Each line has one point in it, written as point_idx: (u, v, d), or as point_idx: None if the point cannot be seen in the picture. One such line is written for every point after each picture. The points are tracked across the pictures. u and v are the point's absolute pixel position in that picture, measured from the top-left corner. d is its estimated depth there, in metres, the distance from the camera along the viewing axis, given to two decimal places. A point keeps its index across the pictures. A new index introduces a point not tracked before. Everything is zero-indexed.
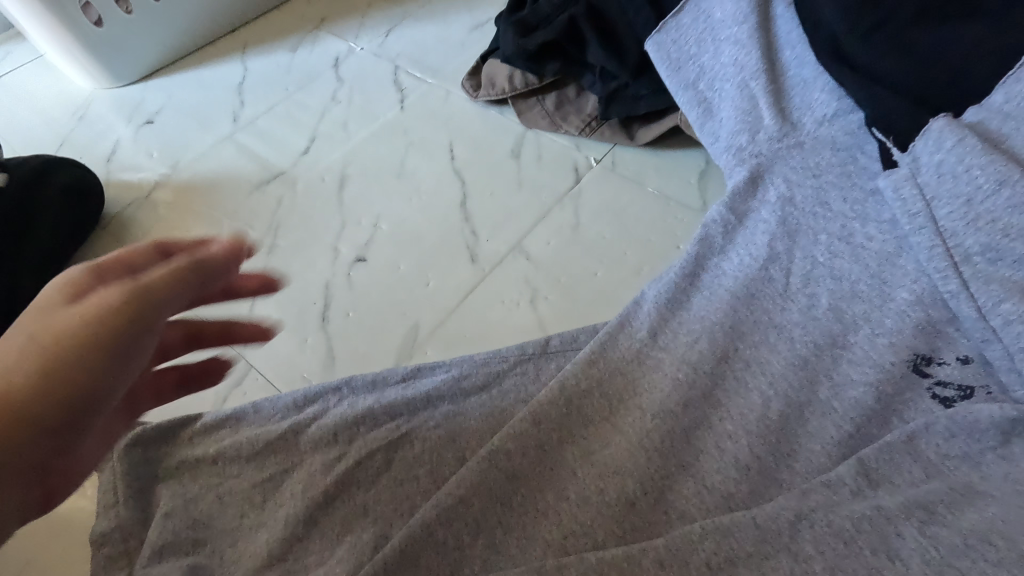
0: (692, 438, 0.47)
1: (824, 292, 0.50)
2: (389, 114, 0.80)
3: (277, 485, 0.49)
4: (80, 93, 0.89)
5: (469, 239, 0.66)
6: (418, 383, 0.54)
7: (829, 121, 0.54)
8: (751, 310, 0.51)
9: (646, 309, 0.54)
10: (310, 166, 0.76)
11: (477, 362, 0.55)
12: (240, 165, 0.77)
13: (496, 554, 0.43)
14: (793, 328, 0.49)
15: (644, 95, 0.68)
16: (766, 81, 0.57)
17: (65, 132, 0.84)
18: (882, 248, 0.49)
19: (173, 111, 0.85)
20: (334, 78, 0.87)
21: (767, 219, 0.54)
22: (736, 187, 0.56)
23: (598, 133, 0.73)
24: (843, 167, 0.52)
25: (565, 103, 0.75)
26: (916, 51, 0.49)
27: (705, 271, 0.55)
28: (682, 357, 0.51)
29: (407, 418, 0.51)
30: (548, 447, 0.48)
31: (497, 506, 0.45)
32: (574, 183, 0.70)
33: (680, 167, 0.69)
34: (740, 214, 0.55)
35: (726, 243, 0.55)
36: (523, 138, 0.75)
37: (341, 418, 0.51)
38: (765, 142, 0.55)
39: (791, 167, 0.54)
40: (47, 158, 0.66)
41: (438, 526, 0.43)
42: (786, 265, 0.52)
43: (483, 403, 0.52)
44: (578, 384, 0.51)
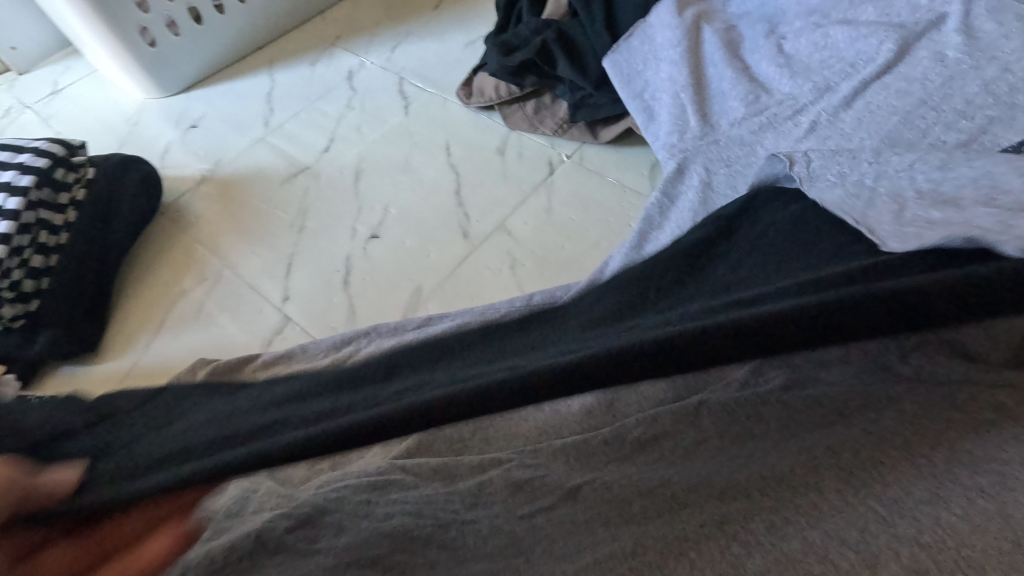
0: None
1: None
2: (396, 119, 0.96)
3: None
4: (134, 102, 1.05)
5: (462, 221, 0.82)
6: (431, 328, 0.69)
7: (739, 123, 0.68)
8: None
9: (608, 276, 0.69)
10: (331, 162, 0.91)
11: (477, 312, 0.70)
12: (273, 161, 0.93)
13: None
14: None
15: (604, 104, 0.84)
16: (692, 93, 0.72)
17: (123, 135, 1.00)
18: None
19: (213, 117, 1.01)
20: (348, 88, 1.02)
21: (692, 198, 0.67)
22: (668, 176, 0.70)
23: (569, 132, 0.88)
24: (747, 158, 0.66)
25: (542, 109, 0.90)
26: (797, 76, 0.66)
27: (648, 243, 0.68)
28: None
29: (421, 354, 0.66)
30: None
31: None
32: (548, 175, 0.86)
33: (636, 162, 0.85)
34: (672, 196, 0.69)
35: (662, 219, 0.69)
36: (507, 138, 0.91)
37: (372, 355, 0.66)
38: (691, 140, 0.70)
39: (710, 158, 0.68)
40: (121, 156, 0.82)
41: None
42: None
43: None
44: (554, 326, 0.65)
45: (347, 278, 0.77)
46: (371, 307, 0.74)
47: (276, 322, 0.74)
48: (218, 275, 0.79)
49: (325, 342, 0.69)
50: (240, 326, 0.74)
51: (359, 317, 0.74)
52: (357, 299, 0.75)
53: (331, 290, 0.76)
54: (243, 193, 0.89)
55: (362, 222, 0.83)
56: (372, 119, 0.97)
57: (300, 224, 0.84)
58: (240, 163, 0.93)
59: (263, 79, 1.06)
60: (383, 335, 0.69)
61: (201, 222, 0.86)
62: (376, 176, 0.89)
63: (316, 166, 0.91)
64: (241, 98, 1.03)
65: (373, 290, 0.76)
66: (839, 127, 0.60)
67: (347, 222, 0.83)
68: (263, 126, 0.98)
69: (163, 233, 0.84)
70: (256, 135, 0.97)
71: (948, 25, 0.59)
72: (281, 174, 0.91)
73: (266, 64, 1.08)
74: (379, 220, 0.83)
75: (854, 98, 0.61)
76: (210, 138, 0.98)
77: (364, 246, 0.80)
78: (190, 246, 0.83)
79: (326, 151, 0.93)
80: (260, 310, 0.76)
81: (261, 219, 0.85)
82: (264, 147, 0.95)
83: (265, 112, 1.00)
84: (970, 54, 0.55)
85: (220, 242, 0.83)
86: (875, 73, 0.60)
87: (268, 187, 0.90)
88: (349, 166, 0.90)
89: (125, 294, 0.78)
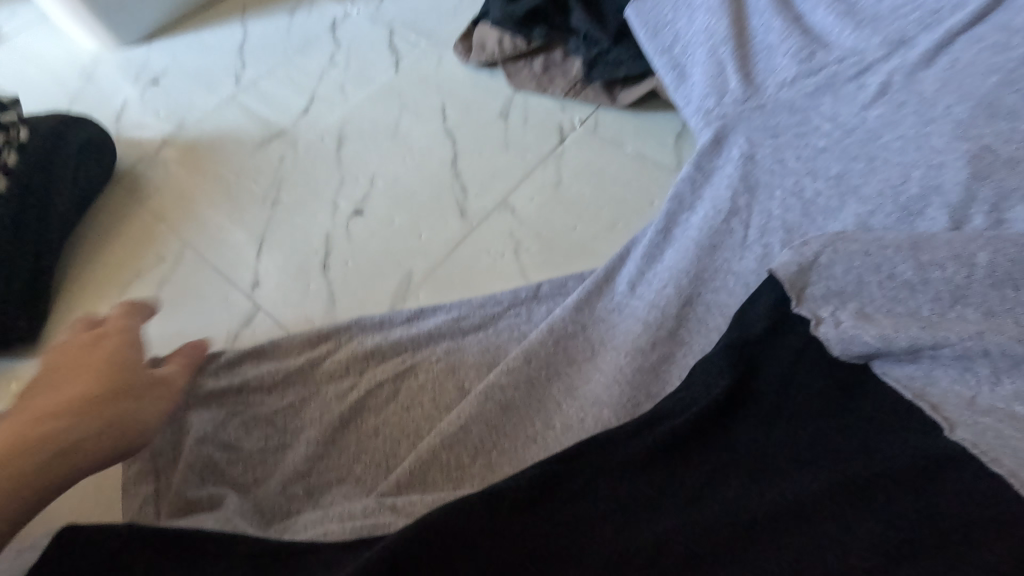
0: (659, 371, 0.53)
1: (777, 242, 0.53)
2: (385, 77, 0.84)
3: (297, 411, 0.55)
4: (87, 54, 0.92)
5: (459, 196, 0.71)
6: (422, 323, 0.60)
7: (790, 84, 0.57)
8: (713, 258, 0.56)
9: (628, 267, 0.60)
10: (310, 126, 0.80)
11: (474, 304, 0.61)
12: (243, 124, 0.81)
13: (492, 472, 0.50)
14: (747, 274, 0.54)
15: (624, 61, 0.72)
16: (734, 47, 0.60)
17: (74, 91, 0.88)
18: (827, 204, 0.52)
19: (177, 72, 0.89)
20: (331, 41, 0.90)
21: (731, 173, 0.57)
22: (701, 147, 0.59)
23: (582, 94, 0.76)
24: (798, 128, 0.55)
25: (551, 67, 0.79)
26: (863, 27, 0.55)
27: (677, 226, 0.60)
28: (652, 303, 0.56)
29: (412, 353, 0.58)
30: (536, 382, 0.55)
31: (492, 433, 0.52)
32: (558, 143, 0.75)
33: (658, 129, 0.74)
34: (706, 171, 0.59)
35: (695, 198, 0.59)
36: (511, 100, 0.79)
37: (354, 354, 0.58)
38: (731, 104, 0.59)
39: (754, 128, 0.57)
40: (62, 115, 0.71)
41: (442, 452, 0.51)
42: (746, 218, 0.55)
43: (481, 340, 0.59)
44: (565, 327, 0.57)
45: (326, 261, 0.67)
46: (354, 295, 0.64)
47: (243, 310, 0.65)
48: (179, 257, 0.69)
49: (297, 339, 0.59)
50: (202, 318, 0.65)
51: (339, 308, 0.64)
52: (337, 286, 0.65)
53: (307, 277, 0.66)
54: (209, 160, 0.78)
55: (344, 197, 0.72)
56: (357, 77, 0.85)
57: (273, 197, 0.73)
58: (206, 125, 0.82)
59: (234, 29, 0.93)
60: (366, 331, 0.60)
61: (160, 193, 0.75)
62: (361, 142, 0.78)
63: (293, 131, 0.80)
64: (209, 50, 0.91)
65: (357, 277, 0.66)
66: (917, 92, 0.49)
67: (327, 195, 0.73)
68: (233, 84, 0.86)
69: (116, 205, 0.74)
70: (225, 94, 0.85)
71: None
72: (253, 139, 0.79)
73: (239, 11, 0.96)
74: (364, 195, 0.72)
75: (937, 55, 0.50)
76: (174, 96, 0.86)
77: (346, 225, 0.70)
78: (147, 222, 0.72)
79: (305, 113, 0.82)
80: (225, 296, 0.66)
81: (229, 191, 0.74)
82: (234, 108, 0.83)
83: (236, 68, 0.88)
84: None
85: (182, 217, 0.72)
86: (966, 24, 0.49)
87: (238, 153, 0.78)
88: (330, 131, 0.79)
89: (70, 277, 0.68)
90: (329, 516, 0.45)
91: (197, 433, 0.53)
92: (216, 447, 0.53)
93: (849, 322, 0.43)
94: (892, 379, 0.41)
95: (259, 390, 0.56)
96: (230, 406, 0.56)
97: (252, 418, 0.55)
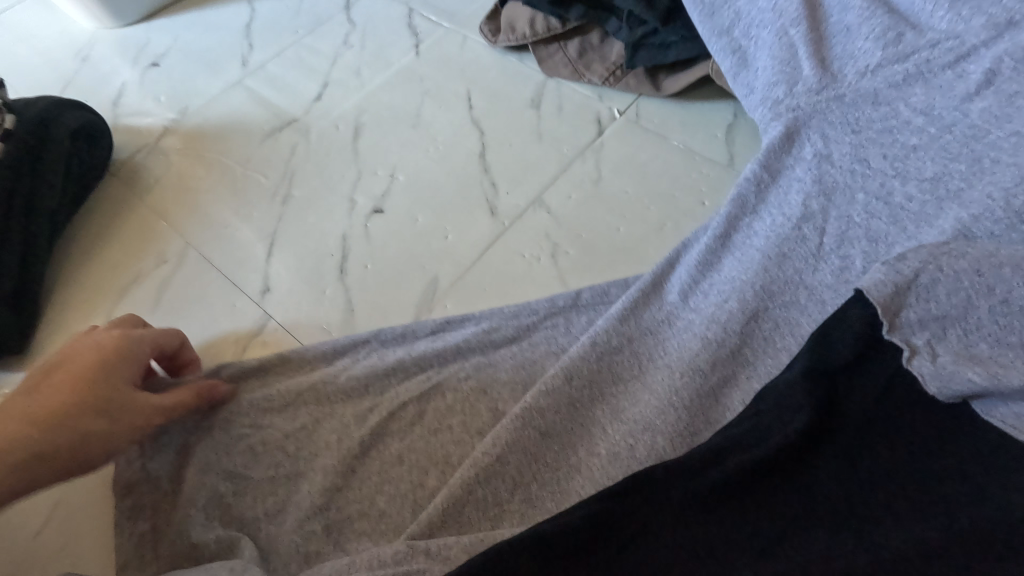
0: (720, 395, 0.46)
1: (858, 254, 0.47)
2: (404, 61, 0.77)
3: (311, 434, 0.49)
4: (83, 34, 0.86)
5: (489, 193, 0.65)
6: (450, 335, 0.54)
7: (873, 71, 0.49)
8: (782, 268, 0.49)
9: (680, 274, 0.53)
10: (323, 114, 0.73)
11: (506, 314, 0.54)
12: (251, 111, 0.75)
13: (533, 508, 0.44)
14: (823, 290, 0.47)
15: (673, 43, 0.66)
16: (807, 28, 0.53)
17: (68, 73, 0.81)
18: (920, 209, 0.45)
19: (179, 54, 0.82)
20: (345, 21, 0.83)
21: (803, 177, 0.51)
22: (769, 142, 0.53)
23: (622, 82, 0.70)
24: (884, 122, 0.48)
25: (588, 51, 0.71)
26: None
27: (738, 232, 0.53)
28: (711, 316, 0.49)
29: (438, 369, 0.52)
30: (580, 404, 0.47)
31: (531, 463, 0.45)
32: (597, 135, 0.68)
33: (707, 121, 0.67)
34: (774, 171, 0.52)
35: (759, 201, 0.53)
36: (543, 87, 0.72)
37: (372, 370, 0.52)
38: (803, 95, 0.52)
39: (830, 123, 0.50)
40: (50, 99, 0.64)
41: (477, 487, 0.44)
42: (820, 224, 0.49)
43: (515, 354, 0.52)
44: (609, 341, 0.50)
45: (343, 264, 0.61)
46: (374, 304, 0.58)
47: (252, 318, 0.59)
48: (182, 257, 0.63)
49: (313, 356, 0.53)
50: (207, 326, 0.59)
51: (357, 317, 0.58)
52: (355, 293, 0.59)
53: (323, 282, 0.60)
54: (213, 151, 0.71)
55: (362, 193, 0.66)
56: (374, 60, 0.78)
57: (284, 192, 0.67)
58: (210, 112, 0.75)
59: (241, 8, 0.86)
60: (386, 344, 0.54)
61: (161, 187, 0.69)
62: (380, 133, 0.71)
63: (305, 119, 0.73)
64: (214, 30, 0.84)
65: (376, 282, 0.60)
66: None
67: (343, 190, 0.66)
68: (240, 67, 0.80)
69: (113, 200, 0.68)
70: (231, 78, 0.78)
71: None
72: (262, 128, 0.73)
73: None
74: (383, 191, 0.66)
75: None
76: (175, 80, 0.79)
77: (365, 224, 0.64)
78: (147, 218, 0.66)
79: (319, 100, 0.75)
80: (232, 301, 0.60)
81: (235, 184, 0.68)
82: (240, 93, 0.77)
83: (243, 49, 0.81)
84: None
85: (185, 213, 0.66)
86: None
87: (246, 143, 0.72)
88: (346, 120, 0.72)
89: (62, 279, 0.62)
90: (354, 566, 0.38)
91: (199, 462, 0.48)
92: (221, 476, 0.48)
93: (949, 356, 0.34)
94: (999, 421, 0.32)
95: (269, 410, 0.50)
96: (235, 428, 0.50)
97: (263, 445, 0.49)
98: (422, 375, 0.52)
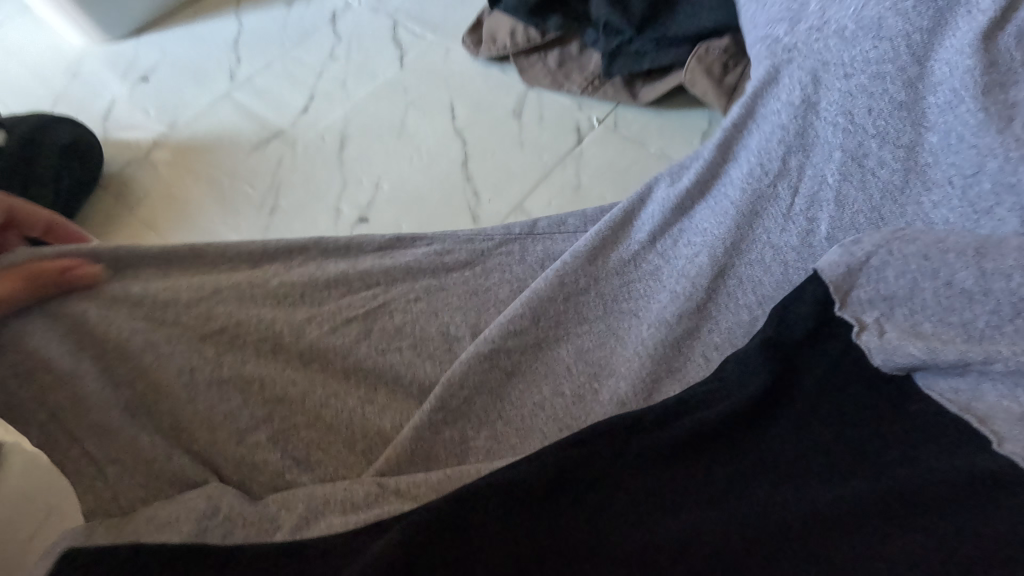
0: (683, 346, 0.46)
1: (824, 219, 0.46)
2: (389, 72, 0.79)
3: (234, 341, 0.45)
4: (73, 49, 0.87)
5: (471, 201, 0.66)
6: (402, 254, 0.52)
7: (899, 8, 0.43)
8: (751, 225, 0.48)
9: (652, 214, 0.51)
10: (310, 126, 0.75)
11: (462, 239, 0.53)
12: (238, 123, 0.76)
13: (496, 445, 0.44)
14: (788, 251, 0.47)
15: (648, 51, 0.67)
16: None
17: (59, 89, 0.83)
18: (891, 178, 0.44)
19: (168, 68, 0.84)
20: (331, 33, 0.85)
21: (785, 124, 0.47)
22: (753, 88, 0.50)
23: (601, 91, 0.72)
24: (880, 68, 0.44)
25: (567, 62, 0.73)
26: None
27: (716, 181, 0.51)
28: (681, 270, 0.49)
29: (385, 288, 0.50)
30: (543, 345, 0.47)
31: (495, 402, 0.45)
32: (576, 144, 0.70)
33: (684, 128, 0.69)
34: (755, 108, 0.50)
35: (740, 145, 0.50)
36: (524, 97, 0.74)
37: (311, 281, 0.49)
38: (804, 32, 0.47)
39: (834, 61, 0.45)
40: (41, 116, 0.65)
41: (426, 436, 0.43)
42: (794, 182, 0.48)
43: (468, 282, 0.51)
44: (577, 281, 0.49)
45: None
46: None
47: None
48: None
49: (259, 285, 0.47)
50: None
51: None
52: None
53: None
54: (202, 163, 0.73)
55: (347, 202, 0.68)
56: (360, 71, 0.80)
57: (271, 202, 0.68)
58: (199, 125, 0.77)
59: (228, 22, 0.88)
60: (328, 254, 0.51)
61: (150, 201, 0.70)
62: (365, 143, 0.73)
63: (292, 131, 0.75)
64: (201, 44, 0.86)
65: None
66: None
67: (329, 200, 0.68)
68: (228, 80, 0.81)
69: (103, 215, 0.69)
70: (218, 91, 0.80)
71: None
72: (249, 140, 0.74)
73: (232, 4, 0.90)
74: (368, 200, 0.67)
75: None
76: (164, 94, 0.81)
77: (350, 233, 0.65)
78: (136, 232, 0.68)
79: (305, 112, 0.76)
80: None
81: (222, 195, 0.70)
82: (228, 106, 0.78)
83: (230, 63, 0.83)
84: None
85: (175, 224, 0.68)
86: None
87: (233, 155, 0.73)
88: (332, 131, 0.74)
89: None
90: (315, 509, 0.39)
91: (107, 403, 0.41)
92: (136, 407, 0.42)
93: (896, 333, 0.38)
94: (938, 394, 0.37)
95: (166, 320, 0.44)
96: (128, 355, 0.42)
97: (185, 383, 0.42)
98: (370, 291, 0.50)
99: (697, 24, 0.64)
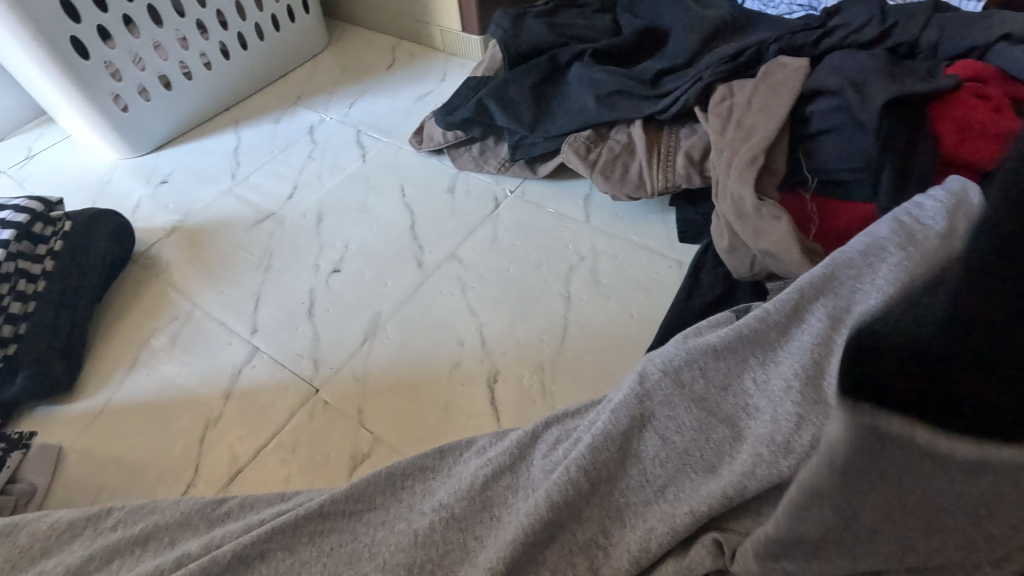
0: (630, 464, 0.47)
1: (780, 377, 0.46)
2: (353, 166, 1.05)
3: (99, 521, 0.50)
4: (105, 162, 1.12)
5: (416, 252, 0.90)
6: (432, 498, 0.50)
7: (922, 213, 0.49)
8: (725, 395, 0.48)
9: (654, 377, 0.50)
10: (295, 207, 0.99)
11: (465, 487, 0.49)
12: (237, 211, 1.00)
13: (464, 564, 0.45)
14: (764, 413, 0.45)
15: (538, 143, 0.94)
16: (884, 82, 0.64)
17: (96, 192, 1.06)
18: (776, 320, 0.48)
19: (182, 173, 1.08)
20: (310, 142, 1.11)
21: (787, 370, 0.46)
22: (743, 336, 0.49)
23: (510, 171, 0.98)
24: (868, 258, 0.48)
25: (486, 151, 1.00)
26: (723, 116, 0.77)
27: (714, 361, 0.49)
28: (664, 430, 0.48)
29: (403, 511, 0.50)
30: (564, 522, 0.46)
31: (469, 523, 0.47)
32: (495, 208, 0.95)
33: (571, 191, 0.96)
34: (746, 335, 0.49)
35: (733, 371, 0.49)
36: (455, 178, 1.00)
37: (326, 500, 0.49)
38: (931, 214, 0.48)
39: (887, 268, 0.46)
40: (91, 210, 0.88)
41: (441, 531, 0.46)
42: (756, 343, 0.49)
43: (459, 488, 0.49)
44: (588, 478, 0.46)
45: (312, 309, 0.84)
46: (334, 333, 0.80)
47: (251, 351, 0.80)
48: (188, 314, 0.85)
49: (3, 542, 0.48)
50: (208, 361, 0.79)
51: (324, 345, 0.79)
52: (320, 327, 0.81)
53: (295, 322, 0.82)
54: (211, 240, 0.95)
55: (324, 259, 0.90)
56: (331, 167, 1.06)
57: (266, 263, 0.90)
58: (207, 214, 1.00)
59: (228, 136, 1.15)
60: (292, 495, 0.53)
61: (171, 269, 0.91)
62: (336, 218, 0.96)
63: (280, 212, 0.98)
64: (208, 154, 1.12)
65: (335, 317, 0.83)
66: (731, 166, 0.72)
67: (309, 259, 0.91)
68: (230, 179, 1.06)
69: (135, 279, 0.90)
70: (223, 187, 1.05)
71: (816, 79, 0.72)
72: (247, 221, 0.98)
73: (232, 123, 1.17)
74: (340, 257, 0.90)
75: (745, 143, 0.72)
76: (179, 193, 1.04)
77: (327, 281, 0.87)
78: (162, 288, 0.89)
79: (290, 199, 1.01)
80: (229, 341, 0.81)
81: (228, 261, 0.92)
82: (232, 198, 1.02)
83: (232, 167, 1.08)
84: (833, 103, 0.69)
85: (191, 283, 0.89)
86: (770, 119, 0.72)
87: (235, 232, 0.96)
88: (311, 211, 0.98)
89: (97, 338, 0.83)
90: (356, 557, 0.46)
91: (38, 514, 0.51)
92: (123, 534, 0.49)
93: (767, 369, 0.47)
94: (758, 397, 0.47)
95: (58, 519, 0.50)
96: (28, 535, 0.49)
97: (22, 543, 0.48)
98: (395, 509, 0.50)
99: (569, 122, 0.90)
